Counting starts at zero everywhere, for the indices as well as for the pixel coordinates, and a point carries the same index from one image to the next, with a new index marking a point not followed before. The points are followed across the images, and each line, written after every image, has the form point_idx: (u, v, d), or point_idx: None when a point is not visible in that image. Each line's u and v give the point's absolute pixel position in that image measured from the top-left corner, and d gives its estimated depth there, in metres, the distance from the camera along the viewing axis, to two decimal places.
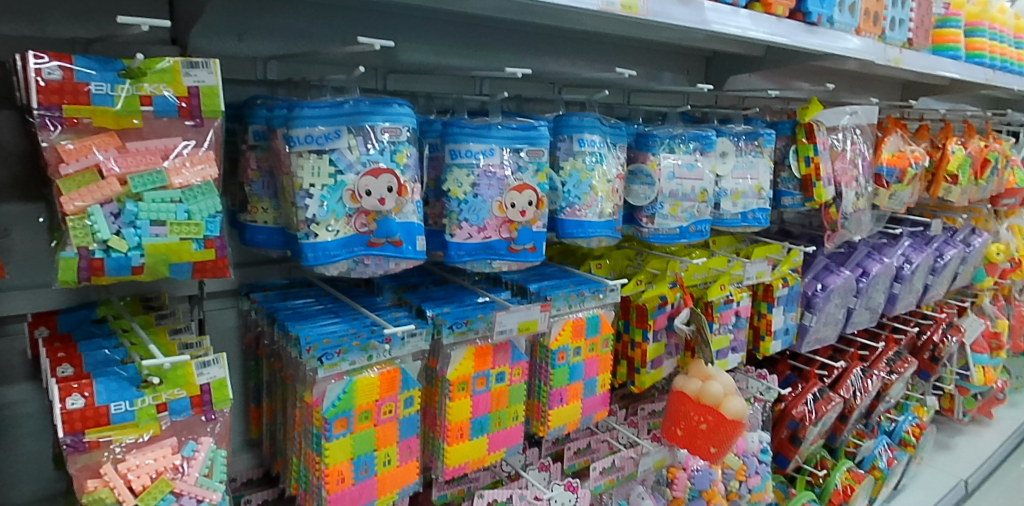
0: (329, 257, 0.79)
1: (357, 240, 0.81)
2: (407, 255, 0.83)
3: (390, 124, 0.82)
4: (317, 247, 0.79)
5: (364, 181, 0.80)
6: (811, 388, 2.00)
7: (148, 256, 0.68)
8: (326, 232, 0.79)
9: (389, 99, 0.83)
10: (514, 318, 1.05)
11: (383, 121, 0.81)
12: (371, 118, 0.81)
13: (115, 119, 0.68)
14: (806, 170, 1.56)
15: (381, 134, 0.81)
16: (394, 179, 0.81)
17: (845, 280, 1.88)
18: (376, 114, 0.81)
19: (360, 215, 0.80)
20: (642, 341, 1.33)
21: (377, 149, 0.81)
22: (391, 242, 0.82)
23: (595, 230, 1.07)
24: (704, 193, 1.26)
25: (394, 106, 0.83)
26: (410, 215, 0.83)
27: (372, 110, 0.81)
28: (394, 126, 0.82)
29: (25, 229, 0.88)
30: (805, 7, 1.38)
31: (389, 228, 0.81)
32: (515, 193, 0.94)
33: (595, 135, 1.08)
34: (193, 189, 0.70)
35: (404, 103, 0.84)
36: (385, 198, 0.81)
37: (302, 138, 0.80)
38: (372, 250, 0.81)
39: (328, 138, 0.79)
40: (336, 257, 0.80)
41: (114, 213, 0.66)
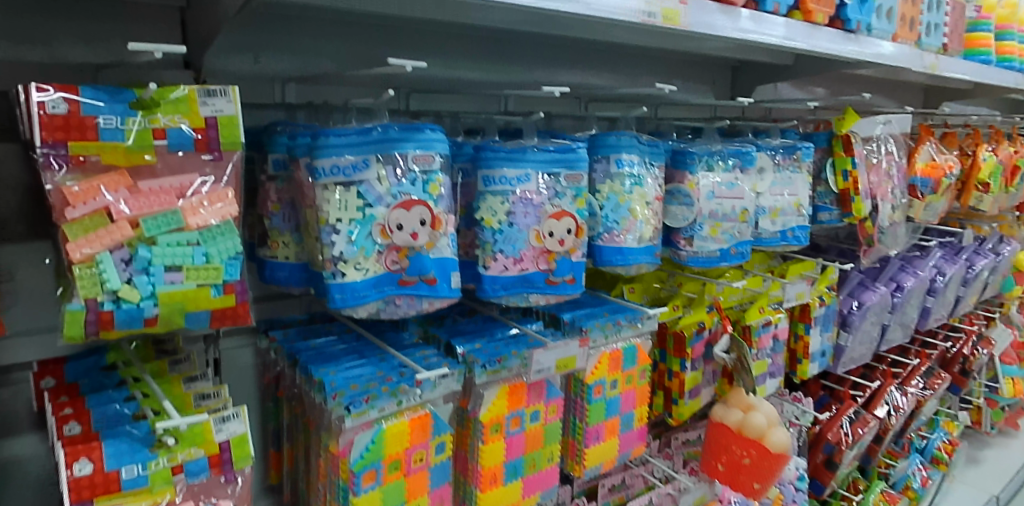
0: (358, 298, 0.73)
1: (388, 278, 0.74)
2: (442, 294, 0.76)
3: (422, 151, 0.75)
4: (344, 288, 0.72)
5: (394, 214, 0.73)
6: (847, 410, 1.92)
7: (162, 305, 0.61)
8: (354, 271, 0.72)
9: (420, 125, 0.76)
10: (553, 356, 0.99)
11: (415, 148, 0.75)
12: (402, 145, 0.74)
13: (126, 155, 0.61)
14: (844, 184, 1.48)
15: (412, 162, 0.74)
16: (428, 211, 0.74)
17: (881, 297, 1.81)
18: (406, 141, 0.74)
19: (391, 252, 0.74)
20: (680, 371, 1.26)
21: (409, 179, 0.74)
22: (424, 280, 0.75)
23: (635, 257, 0.99)
24: (745, 213, 1.19)
25: (425, 131, 0.76)
26: (444, 250, 0.76)
27: (403, 137, 0.74)
28: (425, 154, 0.75)
29: (31, 269, 0.81)
30: (845, 15, 1.31)
31: (422, 265, 0.75)
32: (553, 221, 0.86)
33: (633, 154, 1.01)
34: (212, 229, 0.64)
35: (436, 127, 0.77)
36: (418, 233, 0.74)
37: (327, 169, 0.73)
38: (404, 290, 0.75)
39: (355, 168, 0.73)
40: (366, 298, 0.73)
41: (125, 259, 0.60)
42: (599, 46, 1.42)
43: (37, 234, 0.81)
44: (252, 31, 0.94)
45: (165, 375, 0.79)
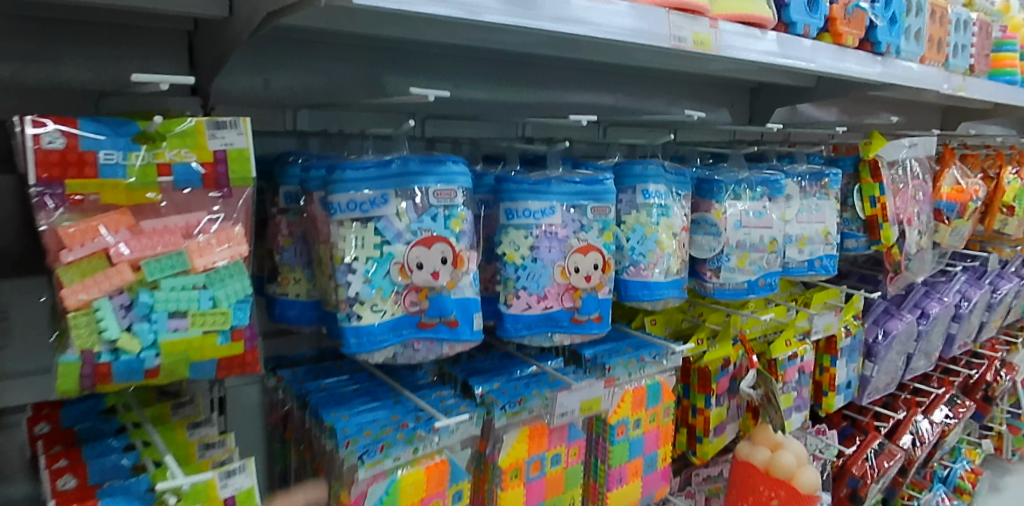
0: (376, 342, 0.68)
1: (406, 319, 0.70)
2: (464, 337, 0.72)
3: (444, 185, 0.71)
4: (360, 331, 0.68)
5: (414, 252, 0.69)
6: (871, 442, 1.87)
7: (165, 356, 0.57)
8: (371, 313, 0.68)
9: (441, 156, 0.72)
10: (577, 397, 0.94)
11: (435, 182, 0.71)
12: (422, 179, 0.70)
13: (128, 193, 0.57)
14: (872, 210, 1.43)
15: (433, 197, 0.71)
16: (449, 248, 0.71)
17: (907, 325, 1.75)
18: (427, 175, 0.70)
19: (411, 292, 0.70)
20: (704, 407, 1.21)
21: (430, 215, 0.70)
22: (445, 322, 0.71)
23: (662, 292, 0.94)
24: (774, 243, 1.13)
25: (448, 163, 0.72)
26: (466, 290, 0.72)
27: (424, 170, 0.71)
28: (447, 188, 0.71)
29: None
30: (874, 36, 1.27)
31: (443, 306, 0.71)
32: (580, 256, 0.81)
33: (660, 184, 0.96)
34: (219, 271, 0.59)
35: (459, 160, 0.73)
36: (439, 272, 0.70)
37: (344, 205, 0.68)
38: (424, 332, 0.71)
39: (373, 203, 0.69)
40: (384, 342, 0.69)
41: (125, 305, 0.55)
42: (619, 69, 1.38)
43: (34, 272, 0.73)
44: (264, 55, 0.90)
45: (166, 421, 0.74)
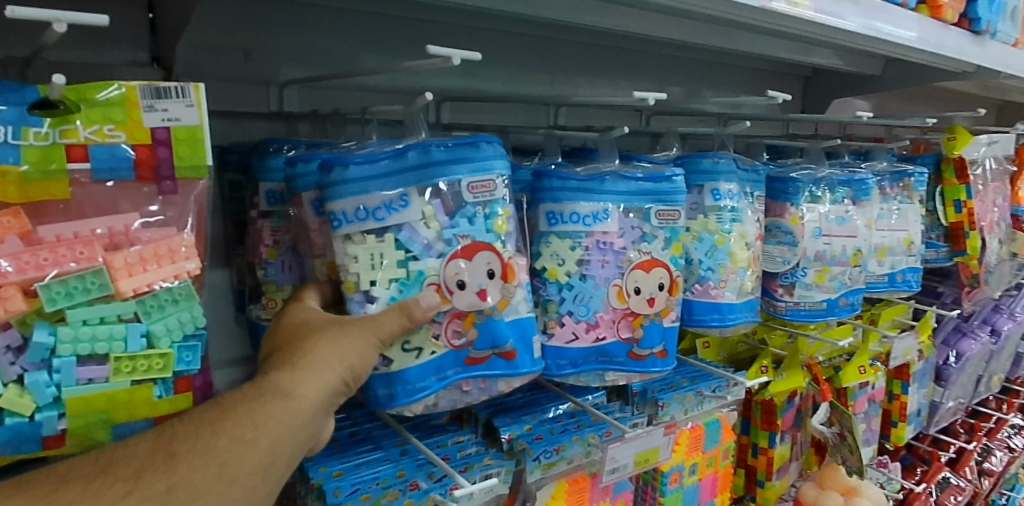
0: (415, 392, 0.53)
1: (450, 355, 0.54)
2: (526, 370, 0.57)
3: (480, 175, 0.54)
4: (393, 377, 0.53)
5: (451, 266, 0.54)
6: (934, 475, 1.65)
7: (74, 417, 0.40)
8: (404, 353, 0.53)
9: (472, 138, 0.56)
10: (632, 449, 0.77)
11: (467, 172, 0.54)
12: (451, 170, 0.53)
13: (21, 187, 0.40)
14: (957, 217, 1.24)
15: (467, 192, 0.54)
16: (495, 258, 0.55)
17: (983, 346, 1.54)
18: (457, 164, 0.54)
19: (451, 320, 0.54)
20: (767, 447, 1.03)
21: (464, 217, 0.54)
22: (500, 355, 0.56)
23: (736, 316, 0.77)
24: (857, 255, 0.95)
25: (480, 144, 0.55)
26: (520, 308, 0.57)
27: (451, 157, 0.54)
28: (483, 179, 0.55)
29: None
30: (975, 12, 1.08)
31: (495, 333, 0.55)
32: (641, 273, 0.64)
33: (732, 183, 0.78)
34: (157, 296, 0.42)
35: (493, 138, 0.56)
36: (486, 290, 0.55)
37: (350, 215, 0.52)
38: (474, 370, 0.55)
39: (390, 208, 0.52)
40: (424, 390, 0.53)
41: (16, 346, 0.39)
42: (662, 51, 1.20)
43: None
44: (246, 20, 0.74)
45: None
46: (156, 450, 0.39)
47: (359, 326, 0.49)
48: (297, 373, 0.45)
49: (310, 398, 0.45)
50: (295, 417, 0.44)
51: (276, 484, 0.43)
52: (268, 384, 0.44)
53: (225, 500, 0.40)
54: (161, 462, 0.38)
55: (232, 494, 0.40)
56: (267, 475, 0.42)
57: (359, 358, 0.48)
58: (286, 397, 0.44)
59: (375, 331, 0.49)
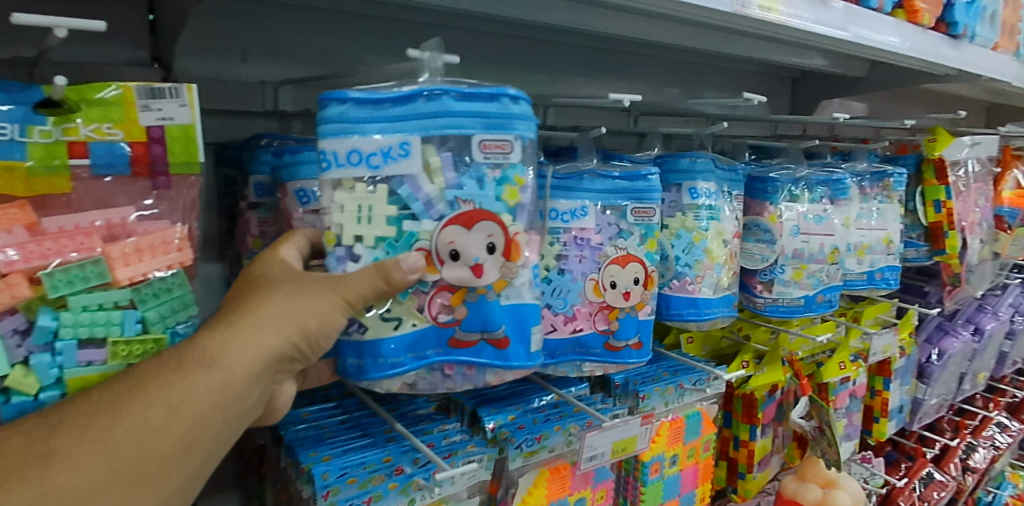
0: (393, 368, 0.55)
1: (435, 333, 0.56)
2: (513, 363, 0.58)
3: (494, 133, 0.56)
4: (370, 345, 0.55)
5: (446, 233, 0.55)
6: (919, 470, 1.68)
7: (74, 397, 0.43)
8: (384, 324, 0.55)
9: (495, 90, 0.57)
10: (609, 438, 0.78)
11: (481, 128, 0.55)
12: (464, 123, 0.55)
13: (26, 181, 0.42)
14: (936, 217, 1.27)
15: (478, 150, 0.56)
16: (499, 231, 0.57)
17: (965, 344, 1.56)
18: (471, 118, 0.55)
19: (439, 292, 0.56)
20: (749, 439, 1.06)
21: (473, 177, 0.56)
22: (488, 343, 0.57)
23: (712, 311, 0.79)
24: (835, 253, 0.98)
25: (503, 100, 0.57)
26: (523, 294, 0.59)
27: (466, 109, 0.55)
28: (499, 139, 0.56)
29: None
30: (952, 16, 1.11)
31: (487, 317, 0.57)
32: (617, 268, 0.67)
33: (710, 182, 0.80)
34: (151, 286, 0.45)
35: (520, 96, 0.58)
36: (483, 266, 0.56)
37: (342, 158, 0.54)
38: (458, 353, 0.57)
39: (387, 155, 0.53)
40: (402, 367, 0.55)
41: (21, 330, 0.41)
42: (650, 52, 1.23)
43: None
44: (241, 23, 0.77)
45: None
46: (40, 442, 0.39)
47: (314, 288, 0.50)
48: (231, 338, 0.46)
49: (245, 365, 0.46)
50: (225, 388, 0.45)
51: (205, 456, 0.45)
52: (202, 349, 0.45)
53: (124, 486, 0.40)
54: (43, 453, 0.38)
55: (136, 479, 0.41)
56: (188, 450, 0.43)
57: (311, 320, 0.49)
58: (211, 369, 0.45)
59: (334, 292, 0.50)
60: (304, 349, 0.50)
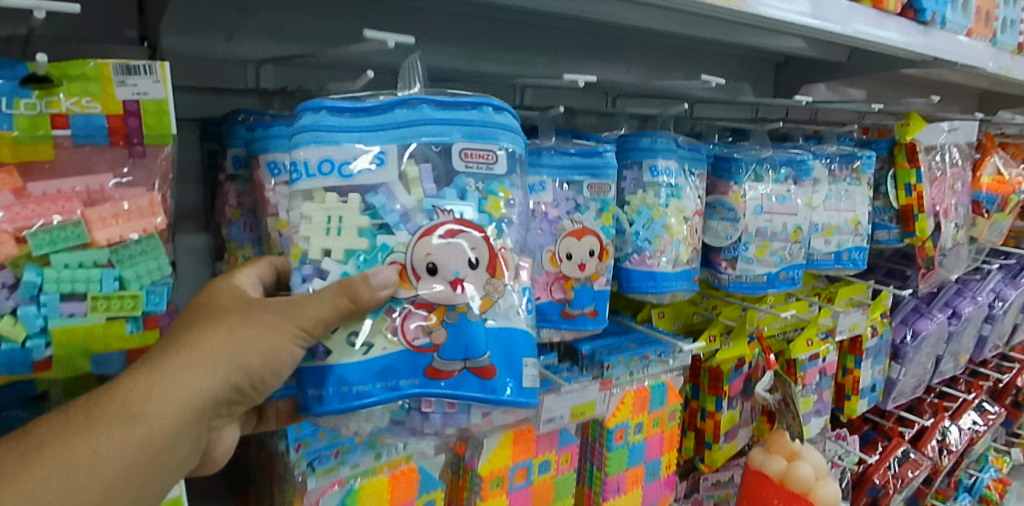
0: (360, 398, 0.54)
1: (409, 362, 0.55)
2: (495, 395, 0.56)
3: (474, 142, 0.57)
4: (333, 374, 0.54)
5: (423, 245, 0.55)
6: (896, 449, 1.70)
7: (57, 346, 0.47)
8: (350, 348, 0.54)
9: (477, 101, 0.59)
10: (568, 402, 0.84)
11: (460, 136, 0.57)
12: (441, 131, 0.56)
13: (13, 149, 0.47)
14: (907, 200, 1.30)
15: (459, 158, 0.57)
16: (482, 244, 0.56)
17: (939, 326, 1.59)
18: (450, 127, 0.57)
19: (416, 311, 0.55)
20: (715, 411, 1.10)
21: (452, 188, 0.57)
22: (469, 372, 0.56)
23: (669, 284, 0.83)
24: (798, 232, 1.01)
25: (486, 109, 0.59)
26: (506, 316, 0.58)
27: (444, 117, 0.57)
28: (480, 148, 0.58)
29: None
30: (920, 3, 1.13)
31: (468, 345, 0.55)
32: (573, 241, 0.71)
33: (671, 160, 0.84)
34: (129, 246, 0.49)
35: (503, 108, 0.60)
36: (463, 281, 0.55)
37: (314, 168, 0.55)
38: (434, 384, 0.55)
39: (362, 164, 0.55)
40: (373, 396, 0.54)
41: (9, 284, 0.46)
42: (630, 35, 1.26)
43: None
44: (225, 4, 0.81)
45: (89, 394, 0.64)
46: None
47: (254, 325, 0.52)
48: (161, 383, 0.49)
49: (175, 409, 0.49)
50: (149, 436, 0.48)
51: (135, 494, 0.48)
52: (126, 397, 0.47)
53: None
54: None
55: None
56: (110, 498, 0.46)
57: (251, 357, 0.51)
58: (135, 420, 0.47)
59: (276, 330, 0.52)
60: (245, 385, 0.52)
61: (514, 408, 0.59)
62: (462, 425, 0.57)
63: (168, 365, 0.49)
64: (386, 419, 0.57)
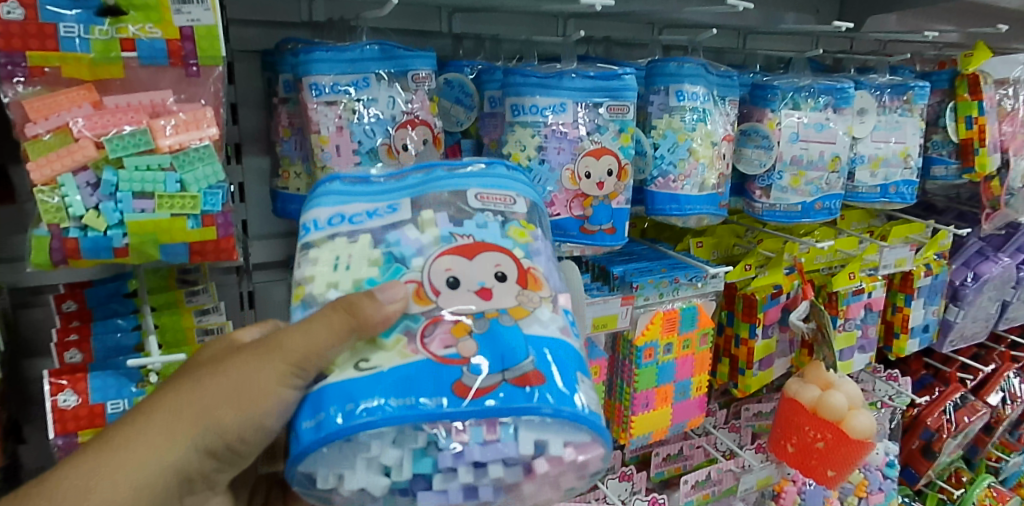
0: (370, 416, 0.45)
1: (432, 375, 0.47)
2: (549, 406, 0.47)
3: (490, 186, 0.58)
4: (338, 392, 0.47)
5: (442, 261, 0.53)
6: (953, 394, 1.64)
7: (131, 236, 0.56)
8: (356, 370, 0.48)
9: (490, 161, 0.61)
10: (590, 313, 0.90)
11: (476, 184, 0.58)
12: (457, 181, 0.58)
13: (92, 68, 0.56)
14: (967, 133, 1.25)
15: (477, 200, 0.57)
16: (507, 260, 0.54)
17: (1004, 269, 1.52)
18: (467, 178, 0.58)
19: (436, 324, 0.50)
20: (748, 338, 1.13)
21: (472, 220, 0.56)
22: (509, 383, 0.47)
23: (693, 207, 0.86)
24: (836, 161, 1.01)
25: (498, 167, 0.61)
26: (545, 323, 0.52)
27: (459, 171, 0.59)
28: (498, 193, 0.58)
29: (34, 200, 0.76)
30: None
31: (500, 352, 0.48)
32: (592, 160, 0.75)
33: (698, 86, 0.86)
34: (189, 153, 0.57)
35: (515, 166, 0.62)
36: (490, 289, 0.52)
37: (324, 221, 0.57)
38: (462, 402, 0.46)
39: (372, 214, 0.57)
40: (389, 418, 0.45)
41: (93, 183, 0.55)
42: None
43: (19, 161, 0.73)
44: None
45: (166, 289, 0.75)
46: None
47: (219, 379, 0.48)
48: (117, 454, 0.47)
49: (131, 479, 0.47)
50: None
51: None
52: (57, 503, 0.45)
53: None
54: None
55: None
56: None
57: (220, 414, 0.48)
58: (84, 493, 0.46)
59: (248, 379, 0.48)
60: (218, 447, 0.49)
61: (572, 434, 0.48)
62: (508, 454, 0.47)
63: (109, 453, 0.47)
64: (406, 456, 0.47)
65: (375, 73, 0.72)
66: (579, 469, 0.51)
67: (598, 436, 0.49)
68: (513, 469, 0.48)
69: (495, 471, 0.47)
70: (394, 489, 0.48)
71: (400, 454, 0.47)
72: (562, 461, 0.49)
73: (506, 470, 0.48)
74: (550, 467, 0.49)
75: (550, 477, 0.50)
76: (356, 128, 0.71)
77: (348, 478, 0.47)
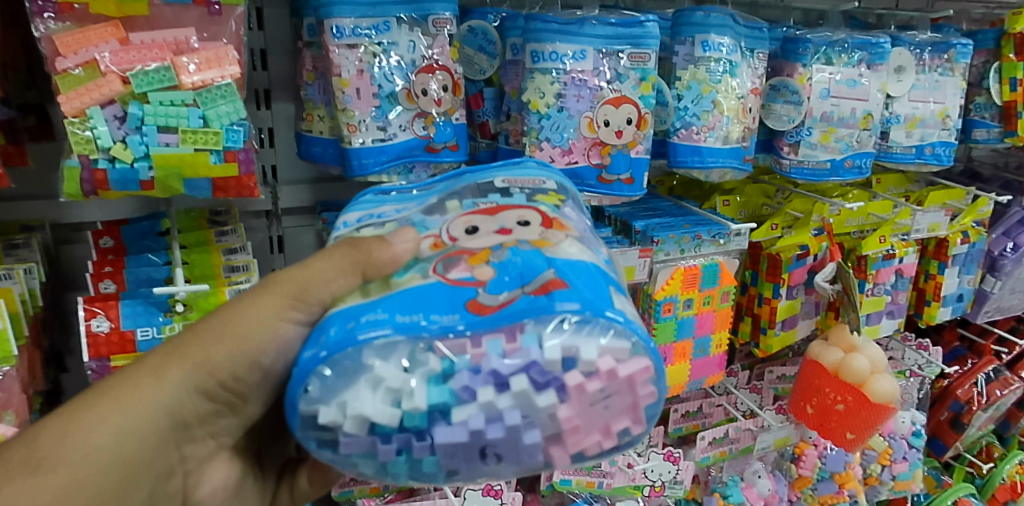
0: (376, 327, 0.44)
1: (445, 296, 0.47)
2: (573, 303, 0.45)
3: (517, 173, 0.61)
4: (341, 315, 0.47)
5: (463, 219, 0.55)
6: (987, 367, 1.59)
7: (157, 169, 0.58)
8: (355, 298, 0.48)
9: (516, 159, 0.66)
10: None
11: (502, 174, 0.62)
12: (485, 173, 0.62)
13: (118, 5, 0.57)
14: (1011, 95, 1.18)
15: (502, 182, 0.61)
16: (529, 212, 0.55)
17: None
18: (494, 171, 0.63)
19: (451, 262, 0.50)
20: (772, 297, 1.12)
21: (497, 195, 0.59)
22: (529, 293, 0.46)
23: (715, 160, 0.85)
24: (868, 118, 0.98)
25: (527, 164, 0.65)
26: (569, 251, 0.51)
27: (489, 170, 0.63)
28: (526, 177, 0.61)
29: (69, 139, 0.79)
30: None
31: (514, 272, 0.48)
32: (611, 108, 0.74)
33: (725, 36, 0.84)
34: (211, 90, 0.59)
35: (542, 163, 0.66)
36: (510, 229, 0.53)
37: (353, 222, 0.60)
38: (478, 316, 0.45)
39: (399, 210, 0.60)
40: (398, 328, 0.44)
41: (119, 117, 0.57)
42: None
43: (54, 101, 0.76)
44: None
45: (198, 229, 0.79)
46: None
47: (212, 320, 0.51)
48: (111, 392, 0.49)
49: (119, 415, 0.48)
50: (73, 474, 0.46)
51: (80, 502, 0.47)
52: (41, 443, 0.46)
53: None
54: None
55: None
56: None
57: (212, 351, 0.50)
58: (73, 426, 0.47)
59: (240, 318, 0.50)
60: (212, 386, 0.51)
61: (606, 340, 0.46)
62: (534, 361, 0.44)
63: (99, 396, 0.49)
64: (417, 379, 0.44)
65: (395, 17, 0.73)
66: (624, 393, 0.47)
67: (636, 339, 0.46)
68: (545, 390, 0.45)
69: (522, 384, 0.44)
70: (409, 424, 0.45)
71: (411, 376, 0.44)
72: (597, 372, 0.45)
73: (535, 385, 0.44)
74: (589, 382, 0.45)
75: (588, 398, 0.46)
76: (377, 71, 0.72)
77: (351, 403, 0.44)
